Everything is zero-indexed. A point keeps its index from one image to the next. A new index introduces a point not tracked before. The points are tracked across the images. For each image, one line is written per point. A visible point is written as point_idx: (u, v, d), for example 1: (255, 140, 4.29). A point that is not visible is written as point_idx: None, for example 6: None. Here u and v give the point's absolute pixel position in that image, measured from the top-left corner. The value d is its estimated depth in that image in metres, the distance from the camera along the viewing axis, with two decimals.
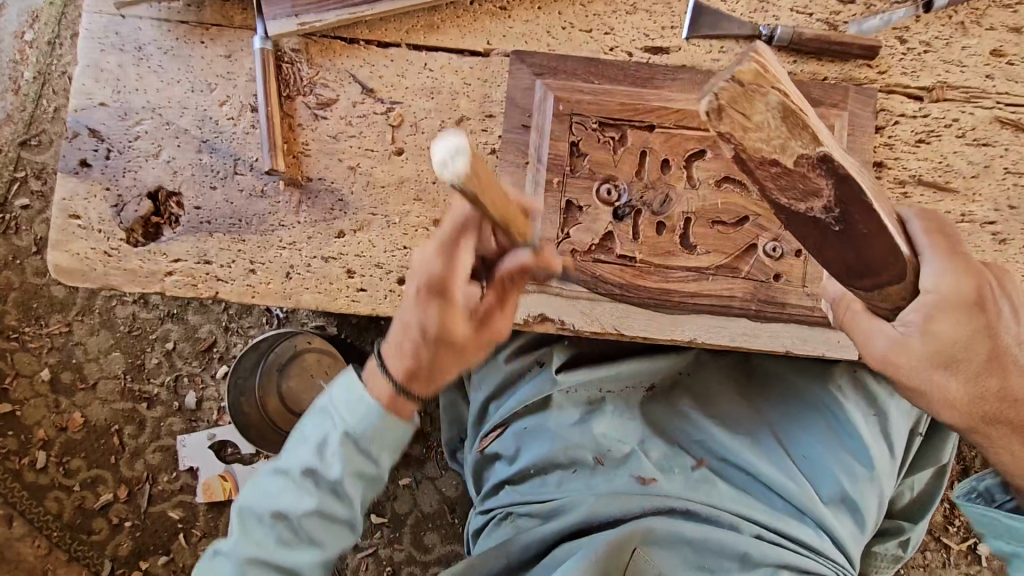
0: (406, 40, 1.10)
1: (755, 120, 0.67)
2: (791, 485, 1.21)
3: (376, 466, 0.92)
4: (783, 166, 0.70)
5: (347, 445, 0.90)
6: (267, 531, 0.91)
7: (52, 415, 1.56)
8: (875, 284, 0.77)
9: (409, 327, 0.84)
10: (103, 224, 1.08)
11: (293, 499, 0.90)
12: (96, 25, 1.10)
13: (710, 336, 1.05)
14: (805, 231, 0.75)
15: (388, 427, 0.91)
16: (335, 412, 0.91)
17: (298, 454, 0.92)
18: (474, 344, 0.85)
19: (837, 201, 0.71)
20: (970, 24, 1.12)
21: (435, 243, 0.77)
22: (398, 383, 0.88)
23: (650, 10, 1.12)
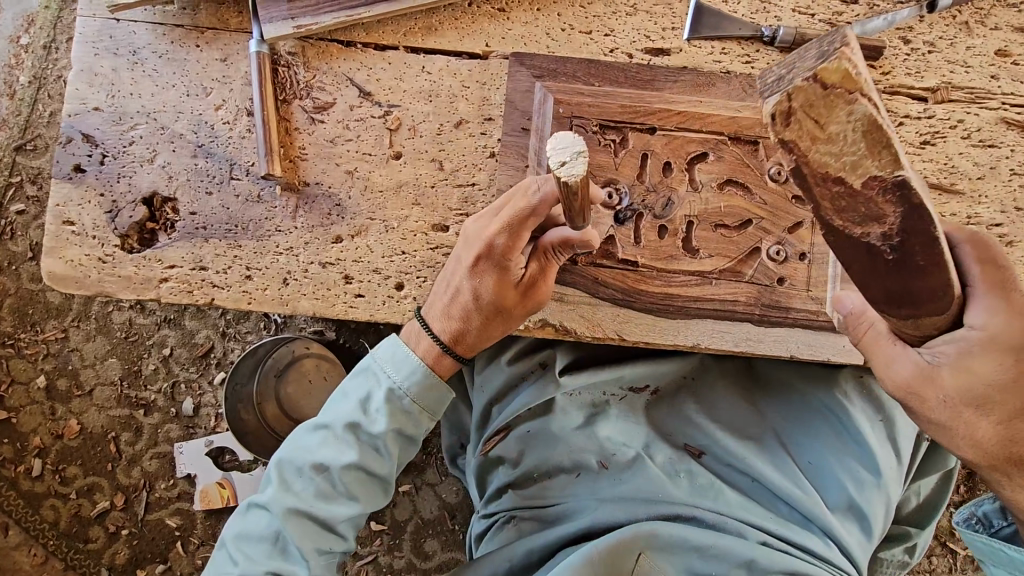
0: (404, 42, 1.09)
1: (829, 130, 0.58)
2: (796, 489, 1.19)
3: (414, 426, 0.99)
4: (849, 186, 0.60)
5: (390, 403, 0.97)
6: (305, 483, 0.95)
7: (48, 422, 1.54)
8: (911, 316, 0.70)
9: (461, 293, 0.94)
10: (97, 230, 1.06)
11: (335, 451, 0.95)
12: (90, 28, 1.08)
13: (713, 341, 1.03)
14: (854, 256, 0.66)
15: (428, 389, 0.98)
16: (380, 370, 0.98)
17: (342, 409, 0.98)
18: (518, 310, 0.96)
19: (900, 230, 0.62)
20: (974, 23, 1.11)
21: (502, 217, 0.88)
22: (444, 344, 0.98)
23: (650, 12, 1.11)
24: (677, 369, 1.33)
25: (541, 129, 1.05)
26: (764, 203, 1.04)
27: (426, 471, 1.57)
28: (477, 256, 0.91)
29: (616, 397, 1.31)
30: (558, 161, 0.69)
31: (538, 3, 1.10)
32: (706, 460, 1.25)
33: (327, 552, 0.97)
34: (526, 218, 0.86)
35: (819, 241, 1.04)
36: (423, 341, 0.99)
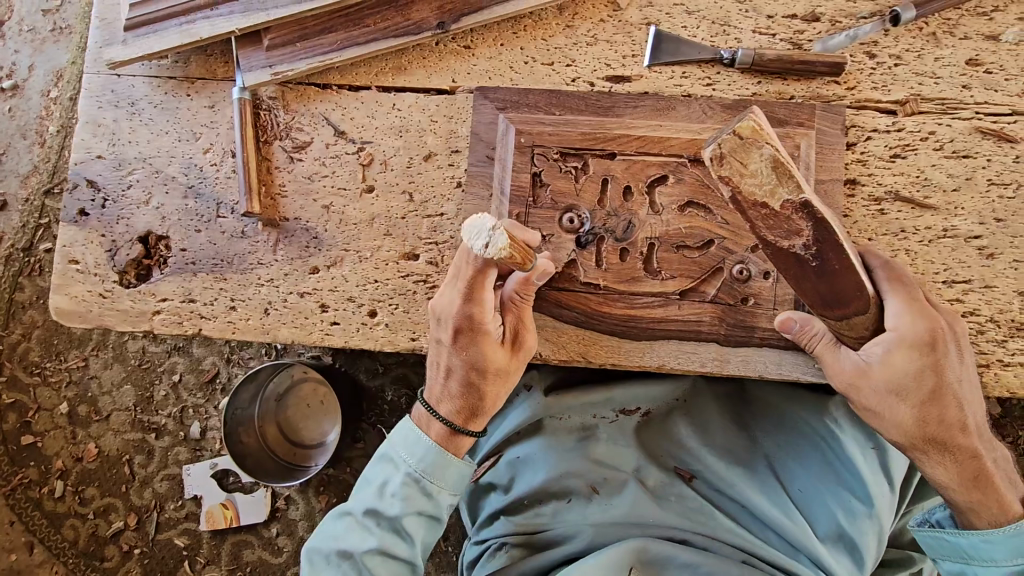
0: (375, 82, 1.15)
1: (750, 168, 0.75)
2: (787, 519, 1.14)
3: (433, 505, 1.00)
4: (771, 208, 0.77)
5: (408, 486, 0.98)
6: (332, 572, 0.97)
7: (70, 446, 1.65)
8: (843, 316, 0.86)
9: (452, 370, 0.97)
10: (98, 268, 1.15)
11: (358, 536, 0.98)
12: (94, 83, 1.19)
13: (678, 362, 1.04)
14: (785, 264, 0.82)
15: (443, 468, 0.99)
16: (396, 456, 1.01)
17: (363, 495, 1.01)
18: (514, 365, 0.98)
19: (815, 240, 0.78)
20: (942, 34, 1.10)
21: (460, 290, 0.93)
22: (454, 424, 0.99)
23: (611, 41, 1.14)
24: (665, 391, 1.32)
25: (504, 158, 1.09)
26: (725, 223, 1.04)
27: None
28: (455, 332, 0.95)
29: (606, 419, 1.30)
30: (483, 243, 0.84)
31: (502, 38, 1.15)
32: (696, 484, 1.22)
33: None
34: (483, 282, 0.91)
35: None
36: (434, 424, 1.00)
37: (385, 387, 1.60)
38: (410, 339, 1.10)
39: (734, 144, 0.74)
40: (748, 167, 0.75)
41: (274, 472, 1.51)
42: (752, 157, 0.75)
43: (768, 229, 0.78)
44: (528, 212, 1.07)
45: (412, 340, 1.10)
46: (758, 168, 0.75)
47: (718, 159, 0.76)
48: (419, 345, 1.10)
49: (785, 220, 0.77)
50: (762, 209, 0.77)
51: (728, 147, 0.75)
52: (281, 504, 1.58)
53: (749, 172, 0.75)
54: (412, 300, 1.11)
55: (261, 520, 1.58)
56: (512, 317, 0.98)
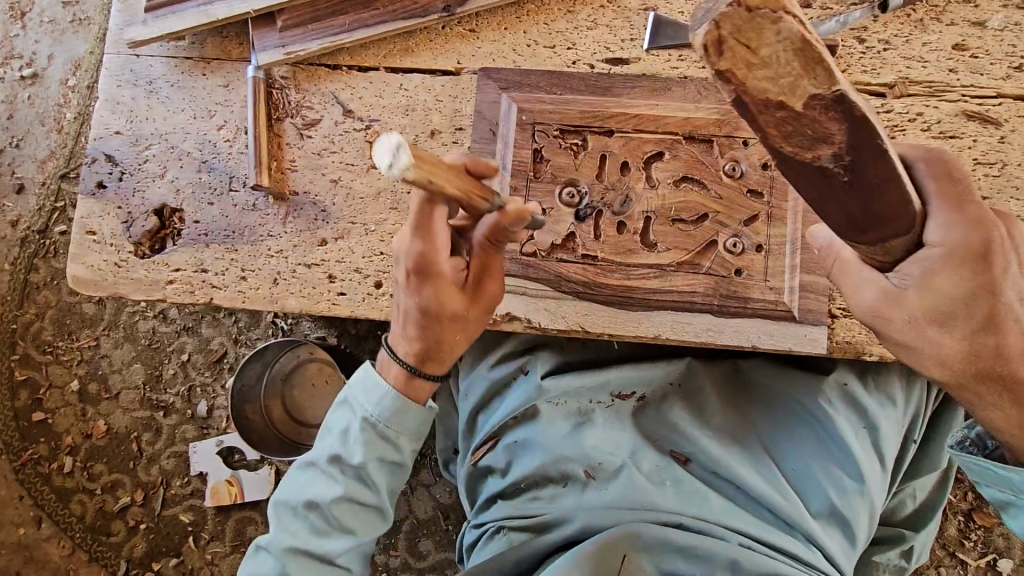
0: (383, 64, 1.20)
1: (762, 54, 0.56)
2: (782, 497, 1.12)
3: (395, 451, 1.02)
4: (791, 110, 0.58)
5: (366, 431, 1.00)
6: (300, 522, 1.00)
7: (79, 422, 1.68)
8: (879, 239, 0.69)
9: (409, 312, 0.97)
10: (114, 238, 1.19)
11: (322, 487, 1.00)
12: (114, 63, 1.24)
13: (674, 332, 1.07)
14: (810, 183, 0.64)
15: (400, 415, 1.01)
16: (354, 402, 1.03)
17: (325, 444, 1.03)
18: (473, 312, 0.96)
19: (848, 147, 0.60)
20: (929, 21, 1.14)
21: (410, 226, 0.89)
22: (409, 365, 1.00)
23: (610, 25, 1.18)
24: (661, 374, 1.27)
25: (506, 135, 1.13)
26: (719, 198, 1.08)
27: (421, 472, 1.62)
28: (406, 273, 0.93)
29: (603, 403, 1.25)
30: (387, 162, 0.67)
31: (505, 22, 1.19)
32: (692, 467, 1.17)
33: None
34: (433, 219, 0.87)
35: (775, 232, 1.07)
36: (392, 367, 1.02)
37: None
38: None
39: (738, 19, 0.55)
40: (758, 52, 0.56)
41: (279, 449, 1.56)
42: (765, 37, 0.55)
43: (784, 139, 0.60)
44: (528, 186, 1.11)
45: None
46: (773, 54, 0.56)
47: (716, 44, 0.56)
48: None
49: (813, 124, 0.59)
50: (780, 110, 0.58)
51: (728, 26, 0.55)
52: None
53: (759, 61, 0.56)
54: None
55: (265, 497, 1.60)
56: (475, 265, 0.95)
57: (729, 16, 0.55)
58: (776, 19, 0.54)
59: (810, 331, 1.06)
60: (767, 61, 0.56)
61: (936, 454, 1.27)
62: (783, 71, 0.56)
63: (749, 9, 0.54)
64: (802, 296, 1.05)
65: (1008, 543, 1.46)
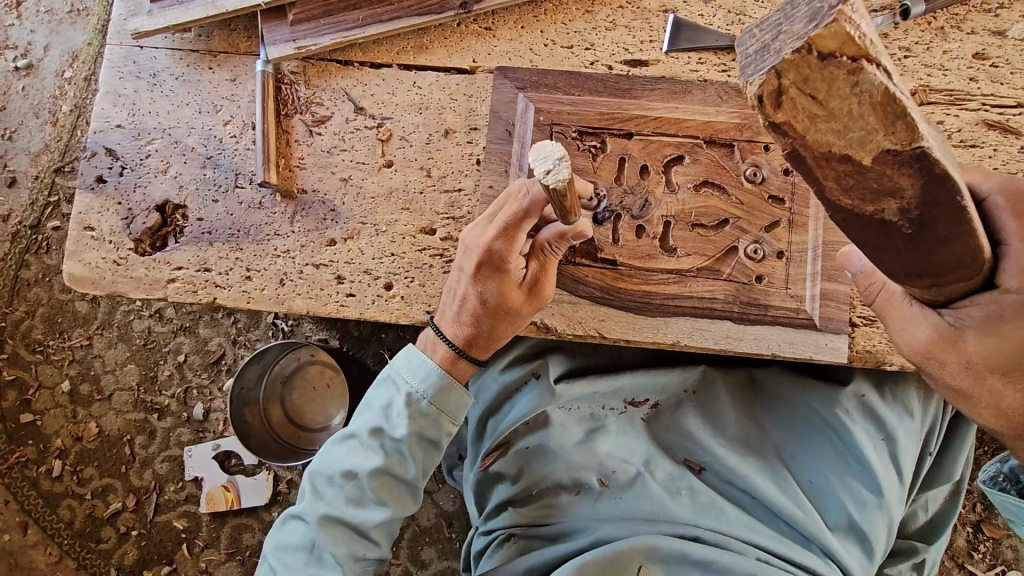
0: (397, 60, 1.17)
1: (828, 107, 0.54)
2: (798, 509, 1.11)
3: (435, 430, 0.99)
4: (857, 164, 0.57)
5: (410, 407, 0.97)
6: (335, 492, 0.98)
7: (69, 424, 1.63)
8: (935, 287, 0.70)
9: (467, 299, 0.96)
10: (114, 235, 1.15)
11: (360, 458, 0.97)
12: (117, 55, 1.20)
13: (693, 339, 1.05)
14: (866, 235, 0.64)
15: (445, 392, 0.98)
16: (399, 377, 0.99)
17: (366, 416, 1.00)
18: (527, 308, 0.97)
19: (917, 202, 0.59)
20: (950, 29, 1.13)
21: (497, 224, 0.91)
22: (458, 348, 0.99)
23: (629, 26, 1.16)
24: (676, 381, 1.25)
25: (523, 135, 1.10)
26: (739, 204, 1.06)
27: None
28: (478, 263, 0.93)
29: (615, 411, 1.24)
30: (542, 171, 0.74)
31: (522, 21, 1.17)
32: (706, 476, 1.17)
33: (361, 558, 0.99)
34: (521, 223, 0.90)
35: (796, 239, 1.05)
36: (439, 347, 1.00)
37: None
38: (424, 312, 1.10)
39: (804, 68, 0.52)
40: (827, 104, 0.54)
41: (278, 453, 1.51)
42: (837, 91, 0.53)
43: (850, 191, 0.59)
44: None
45: (428, 313, 1.10)
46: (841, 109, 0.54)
47: (774, 94, 0.54)
48: None
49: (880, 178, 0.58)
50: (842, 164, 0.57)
51: (791, 75, 0.53)
52: (284, 487, 1.57)
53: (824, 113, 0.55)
54: (428, 273, 1.12)
55: (262, 504, 1.56)
56: (534, 264, 0.97)
57: (794, 63, 0.52)
58: (856, 69, 0.51)
59: (830, 340, 1.04)
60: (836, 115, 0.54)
61: (950, 466, 1.27)
62: (854, 125, 0.55)
63: (822, 55, 0.51)
64: (823, 304, 1.03)
65: (1017, 555, 1.45)
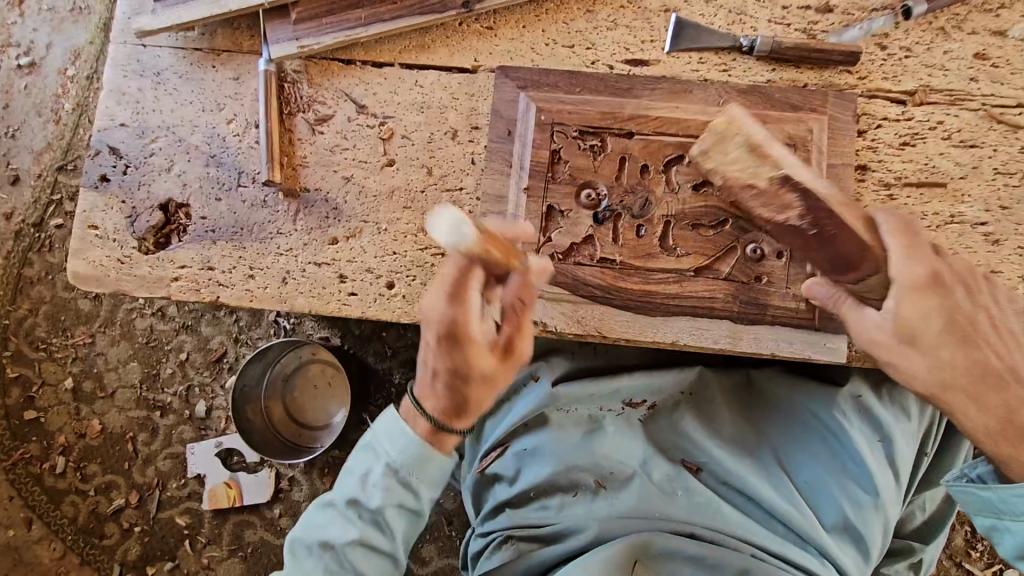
0: (399, 59, 1.18)
1: (731, 157, 0.90)
2: (796, 511, 1.12)
3: (413, 499, 1.00)
4: (757, 188, 0.89)
5: (386, 477, 0.99)
6: (314, 561, 0.97)
7: (73, 421, 1.64)
8: (858, 278, 0.89)
9: (438, 373, 0.95)
10: (118, 233, 1.16)
11: (339, 529, 0.98)
12: (121, 53, 1.20)
13: (693, 338, 1.05)
14: (787, 237, 0.91)
15: (423, 462, 0.99)
16: (377, 445, 1.01)
17: (344, 485, 1.01)
18: (503, 372, 0.95)
19: (808, 213, 0.86)
20: (951, 28, 1.13)
21: (445, 288, 0.92)
22: (440, 420, 0.98)
23: (630, 26, 1.16)
24: (673, 382, 1.25)
25: (524, 135, 1.11)
26: None
27: None
28: (441, 334, 0.93)
29: (613, 412, 1.26)
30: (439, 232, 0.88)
31: (524, 20, 1.17)
32: (704, 476, 1.17)
33: None
34: (467, 280, 0.91)
35: None
36: (419, 420, 1.00)
37: (392, 370, 1.60)
38: None
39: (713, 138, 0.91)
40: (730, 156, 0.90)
41: (280, 449, 1.53)
42: (730, 147, 0.90)
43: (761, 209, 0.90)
44: (546, 188, 1.09)
45: None
46: (737, 155, 0.90)
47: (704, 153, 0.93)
48: None
49: (774, 197, 0.88)
50: (751, 189, 0.89)
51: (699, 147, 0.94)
52: (285, 484, 1.57)
53: (730, 161, 0.91)
54: (429, 272, 1.12)
55: (264, 501, 1.57)
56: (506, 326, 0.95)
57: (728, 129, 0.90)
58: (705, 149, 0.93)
59: (828, 339, 1.04)
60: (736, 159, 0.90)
61: (947, 467, 1.27)
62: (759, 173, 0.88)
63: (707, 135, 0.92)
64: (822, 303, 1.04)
65: None
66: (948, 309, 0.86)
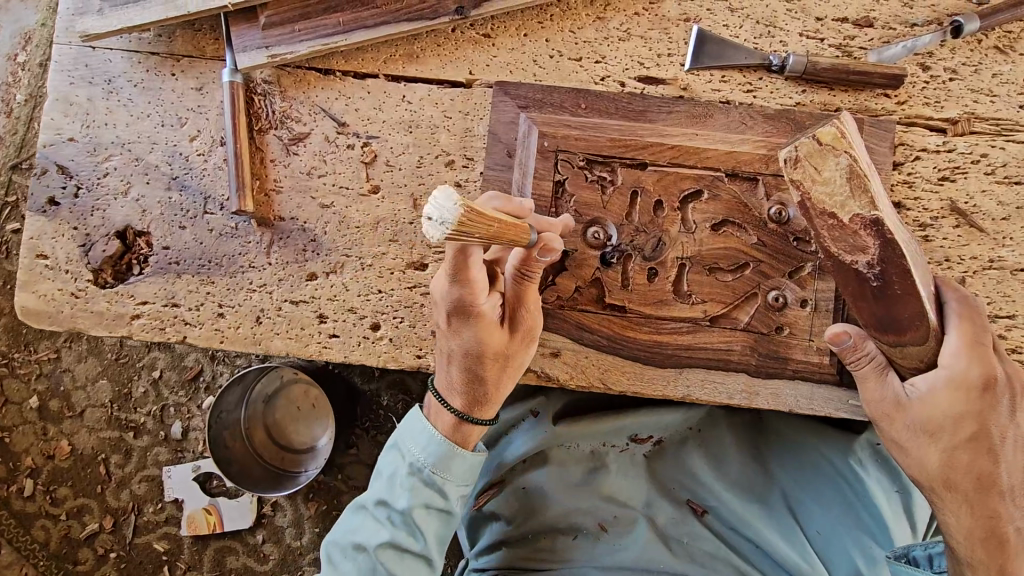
0: (384, 70, 1.04)
1: (824, 175, 0.77)
2: (807, 564, 1.04)
3: (443, 498, 0.90)
4: (839, 220, 0.79)
5: (412, 476, 0.89)
6: (349, 567, 0.90)
7: (40, 442, 1.54)
8: (897, 342, 0.82)
9: (451, 357, 0.87)
10: (70, 264, 1.04)
11: (372, 531, 0.90)
12: (66, 56, 1.06)
13: (706, 392, 0.97)
14: (848, 281, 0.83)
15: (451, 460, 0.89)
16: (403, 446, 0.91)
17: (374, 484, 0.92)
18: (517, 348, 0.87)
19: (880, 259, 0.79)
20: (1003, 48, 1.01)
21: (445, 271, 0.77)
22: (465, 413, 0.89)
23: (645, 37, 1.03)
24: (680, 420, 1.16)
25: (525, 163, 0.99)
26: (763, 245, 0.97)
27: None
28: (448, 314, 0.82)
29: (617, 447, 1.16)
30: None
31: (526, 28, 1.04)
32: (710, 519, 1.11)
33: None
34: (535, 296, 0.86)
35: (822, 287, 0.96)
36: (442, 416, 0.90)
37: (380, 392, 1.51)
38: (415, 356, 1.01)
39: (812, 148, 0.77)
40: (822, 174, 0.77)
41: (263, 479, 1.41)
42: (828, 164, 0.77)
43: (832, 241, 0.80)
44: None
45: (419, 357, 1.01)
46: (832, 176, 0.77)
47: (794, 161, 0.78)
48: (425, 363, 1.01)
49: (852, 234, 0.79)
50: (830, 219, 0.79)
51: (805, 150, 0.77)
52: (268, 510, 1.50)
53: (821, 179, 0.78)
54: (419, 314, 1.02)
55: (246, 527, 1.50)
56: (513, 298, 0.85)
57: (814, 152, 0.77)
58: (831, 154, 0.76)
59: (852, 396, 0.96)
60: (828, 180, 0.77)
61: None
62: (838, 192, 0.77)
63: (821, 143, 0.76)
64: None
65: None
66: (982, 416, 0.80)
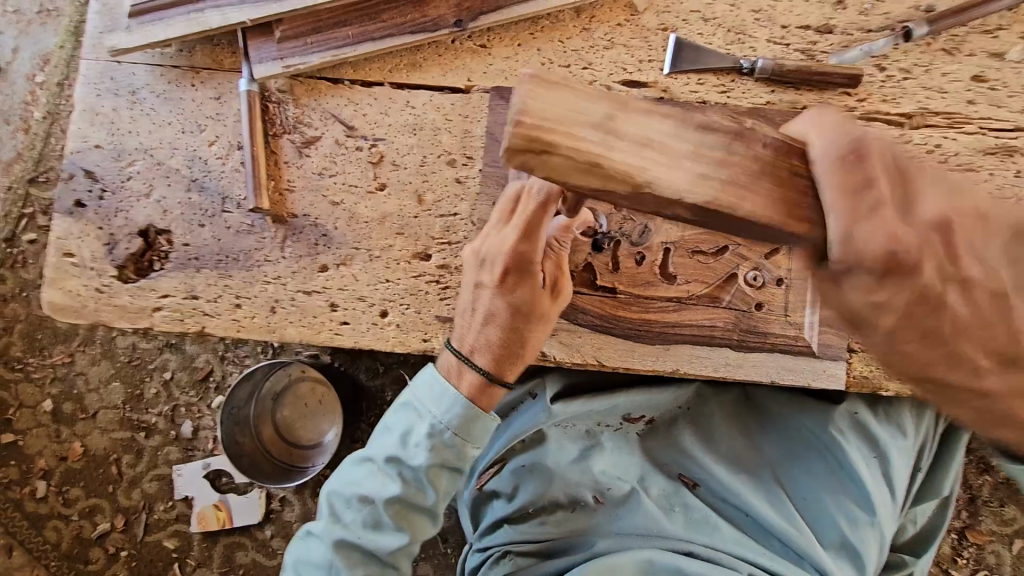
0: (389, 78, 1.13)
1: None
2: (791, 527, 1.11)
3: (455, 458, 0.96)
4: None
5: (431, 438, 0.94)
6: (352, 516, 0.98)
7: (53, 444, 1.59)
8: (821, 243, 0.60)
9: (494, 314, 0.94)
10: (95, 262, 1.11)
11: (378, 485, 0.96)
12: (94, 70, 1.14)
13: (693, 366, 1.04)
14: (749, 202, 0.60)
15: (469, 421, 0.94)
16: (420, 405, 0.96)
17: (383, 442, 0.98)
18: (554, 313, 0.96)
19: None
20: (950, 50, 1.12)
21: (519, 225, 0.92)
22: (490, 375, 0.95)
23: (628, 45, 1.13)
24: (670, 399, 1.24)
25: None
26: None
27: None
28: (505, 269, 0.92)
29: (610, 427, 1.24)
30: None
31: (519, 38, 1.13)
32: (700, 492, 1.17)
33: None
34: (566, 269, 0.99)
35: (795, 267, 1.05)
36: (466, 376, 0.96)
37: (384, 387, 1.56)
38: (422, 341, 1.09)
39: None
40: None
41: (275, 471, 1.49)
42: None
43: None
44: None
45: (425, 341, 1.09)
46: None
47: None
48: (431, 347, 1.09)
49: None
50: None
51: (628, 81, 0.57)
52: (277, 505, 1.55)
53: None
54: (424, 301, 1.09)
55: (255, 522, 1.54)
56: (550, 267, 0.97)
57: None
58: None
59: (828, 366, 1.04)
60: None
61: (939, 481, 1.29)
62: None
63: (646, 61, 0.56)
64: (822, 331, 1.04)
65: (999, 560, 1.50)
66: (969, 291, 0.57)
